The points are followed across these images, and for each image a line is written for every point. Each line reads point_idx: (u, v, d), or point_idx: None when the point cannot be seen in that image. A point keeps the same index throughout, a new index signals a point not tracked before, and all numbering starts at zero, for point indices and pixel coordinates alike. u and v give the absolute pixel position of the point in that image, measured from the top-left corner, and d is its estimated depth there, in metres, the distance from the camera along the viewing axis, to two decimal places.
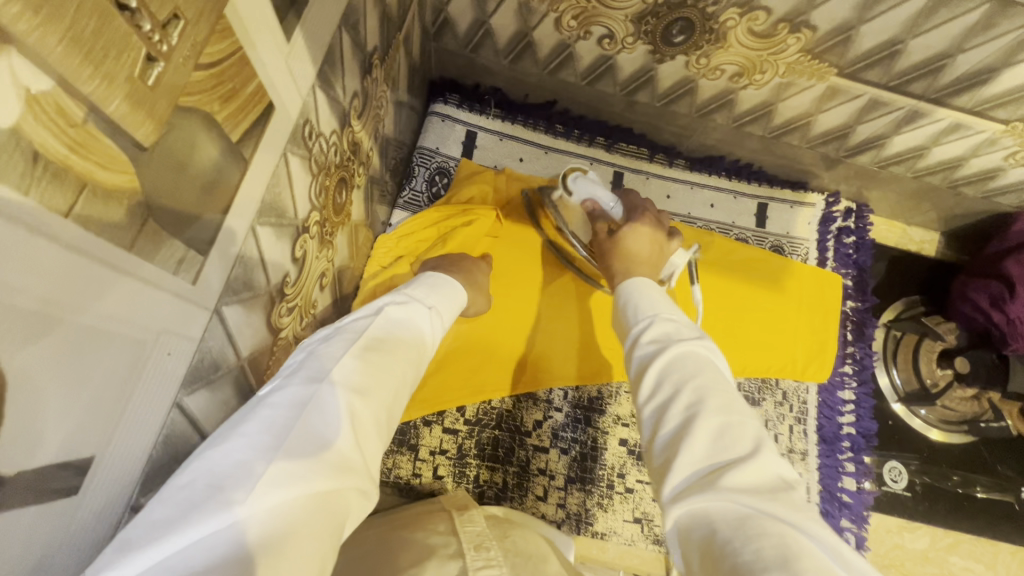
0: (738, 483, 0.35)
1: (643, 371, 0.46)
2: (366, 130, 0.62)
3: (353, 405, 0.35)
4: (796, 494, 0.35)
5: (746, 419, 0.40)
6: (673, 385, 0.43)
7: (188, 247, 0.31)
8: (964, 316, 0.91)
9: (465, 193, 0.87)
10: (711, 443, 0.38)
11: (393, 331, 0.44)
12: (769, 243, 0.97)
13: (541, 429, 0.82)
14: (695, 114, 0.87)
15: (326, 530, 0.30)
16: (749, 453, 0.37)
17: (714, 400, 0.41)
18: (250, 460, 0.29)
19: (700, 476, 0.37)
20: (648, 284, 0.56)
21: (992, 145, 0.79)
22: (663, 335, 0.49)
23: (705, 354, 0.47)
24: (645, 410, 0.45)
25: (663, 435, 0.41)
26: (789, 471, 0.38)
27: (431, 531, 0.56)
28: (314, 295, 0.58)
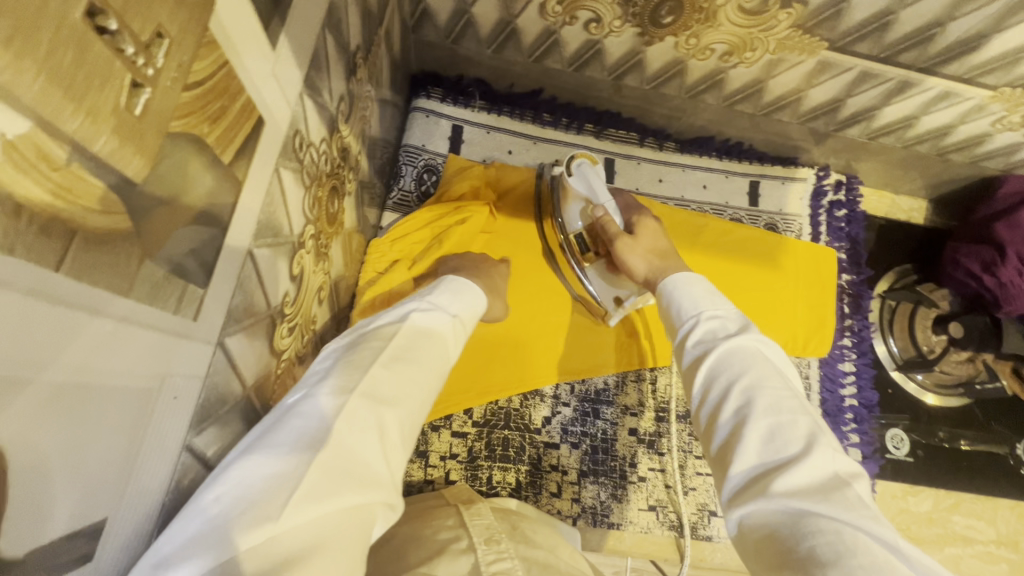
0: (789, 485, 0.37)
1: (699, 370, 0.47)
2: (354, 134, 0.59)
3: (380, 418, 0.37)
4: (854, 491, 0.36)
5: (798, 417, 0.41)
6: (727, 384, 0.44)
7: (187, 282, 0.29)
8: (957, 282, 0.92)
9: (457, 189, 0.85)
10: (763, 445, 0.40)
11: (417, 339, 0.45)
12: (763, 222, 0.97)
13: (550, 426, 0.81)
14: (685, 96, 0.86)
15: (353, 546, 0.31)
16: (802, 453, 0.38)
17: (766, 401, 0.42)
18: (283, 474, 0.31)
19: (755, 477, 0.38)
20: (689, 278, 0.56)
21: (980, 111, 0.79)
22: (710, 336, 0.50)
23: (754, 347, 0.47)
24: (700, 409, 0.46)
25: (716, 437, 0.43)
26: (846, 465, 0.38)
27: (438, 526, 0.55)
28: (313, 310, 0.56)
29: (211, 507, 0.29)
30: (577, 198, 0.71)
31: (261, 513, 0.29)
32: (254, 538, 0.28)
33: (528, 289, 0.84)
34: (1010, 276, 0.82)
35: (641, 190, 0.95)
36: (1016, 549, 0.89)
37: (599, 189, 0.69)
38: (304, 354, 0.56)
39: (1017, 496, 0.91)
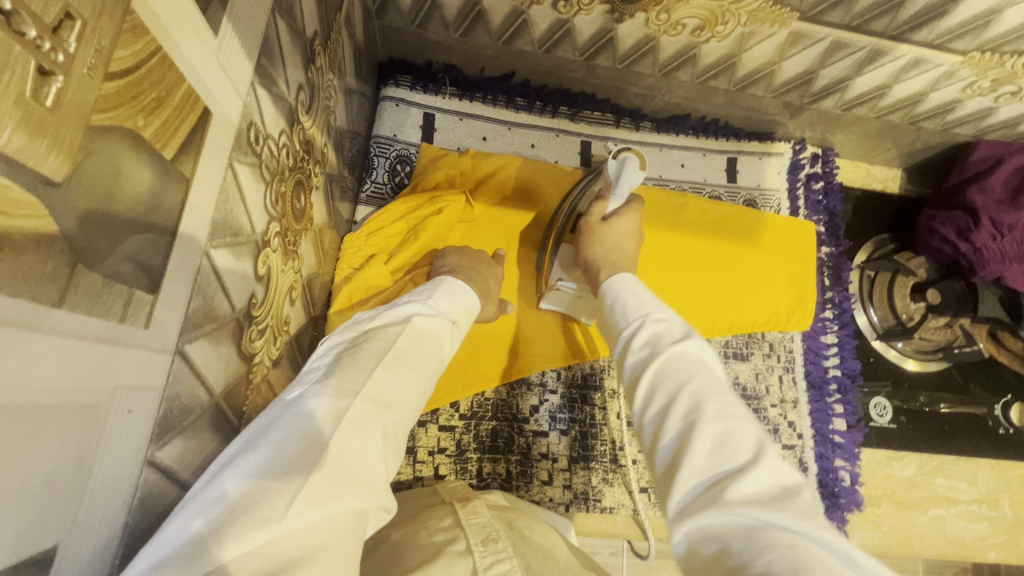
0: (740, 494, 0.36)
1: (640, 379, 0.48)
2: (318, 126, 0.57)
3: (382, 420, 0.38)
4: (803, 502, 0.35)
5: (745, 424, 0.41)
6: (671, 393, 0.44)
7: (133, 287, 0.27)
8: (932, 250, 0.93)
9: (431, 179, 0.82)
10: (711, 453, 0.39)
11: (418, 343, 0.47)
12: (742, 198, 0.97)
13: (538, 414, 0.80)
14: (659, 73, 0.84)
15: (350, 548, 0.32)
16: (749, 461, 0.38)
17: (711, 407, 0.42)
18: (291, 473, 0.32)
19: (704, 487, 0.37)
20: (634, 283, 0.59)
21: (951, 78, 0.79)
22: (654, 338, 0.51)
23: (695, 351, 0.48)
24: (646, 417, 0.46)
25: (664, 448, 0.42)
26: (790, 472, 0.38)
27: (433, 528, 0.53)
28: (285, 310, 0.54)
29: (217, 504, 0.30)
30: (604, 183, 0.78)
31: (268, 511, 0.29)
32: (260, 537, 0.29)
33: (516, 278, 0.83)
34: (984, 241, 0.83)
35: None
36: (998, 507, 0.91)
37: (624, 187, 0.75)
38: (278, 357, 0.54)
39: (996, 455, 0.93)
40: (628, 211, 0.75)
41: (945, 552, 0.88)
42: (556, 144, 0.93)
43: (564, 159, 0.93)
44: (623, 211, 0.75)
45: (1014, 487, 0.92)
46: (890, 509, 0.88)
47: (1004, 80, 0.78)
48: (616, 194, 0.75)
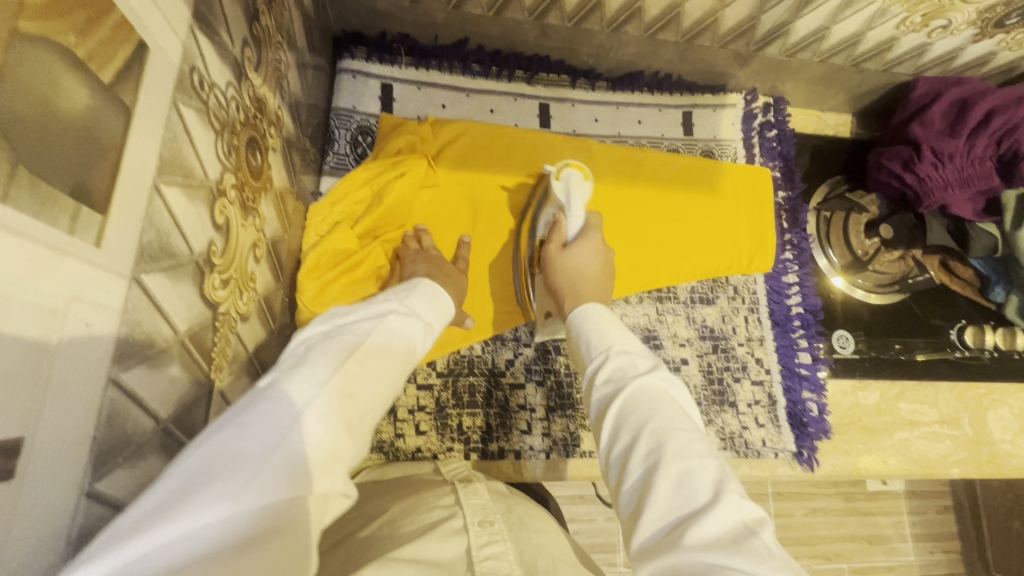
0: (698, 538, 0.37)
1: (606, 416, 0.50)
2: (269, 87, 0.58)
3: (349, 408, 0.39)
4: (758, 540, 0.37)
5: (706, 461, 0.43)
6: (634, 432, 0.47)
7: (81, 202, 0.28)
8: (882, 185, 0.97)
9: (393, 145, 0.83)
10: (672, 496, 0.41)
11: (389, 340, 0.49)
12: (699, 149, 0.99)
13: (514, 367, 0.83)
14: (608, 30, 0.87)
15: (311, 532, 0.33)
16: (709, 501, 0.40)
17: (671, 447, 0.44)
18: (253, 456, 0.33)
19: (665, 531, 0.39)
20: (599, 320, 0.61)
21: (884, 15, 0.82)
22: (619, 372, 0.53)
23: (660, 385, 0.51)
24: (610, 455, 0.48)
25: (628, 488, 0.44)
26: (752, 510, 0.40)
27: (432, 506, 0.55)
28: (249, 268, 0.55)
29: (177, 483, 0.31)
30: (554, 205, 0.81)
31: (229, 489, 0.31)
32: (220, 514, 0.30)
33: (484, 239, 0.85)
34: (927, 170, 0.87)
35: (579, 131, 0.97)
36: (959, 426, 0.96)
37: (576, 204, 0.79)
38: (247, 313, 0.55)
39: (955, 378, 0.97)
40: (588, 231, 0.77)
41: (911, 471, 0.92)
42: (515, 108, 0.95)
43: (524, 122, 0.95)
44: (582, 233, 0.77)
45: (972, 406, 0.97)
46: (858, 434, 0.92)
47: (934, 14, 0.81)
48: (572, 215, 0.78)
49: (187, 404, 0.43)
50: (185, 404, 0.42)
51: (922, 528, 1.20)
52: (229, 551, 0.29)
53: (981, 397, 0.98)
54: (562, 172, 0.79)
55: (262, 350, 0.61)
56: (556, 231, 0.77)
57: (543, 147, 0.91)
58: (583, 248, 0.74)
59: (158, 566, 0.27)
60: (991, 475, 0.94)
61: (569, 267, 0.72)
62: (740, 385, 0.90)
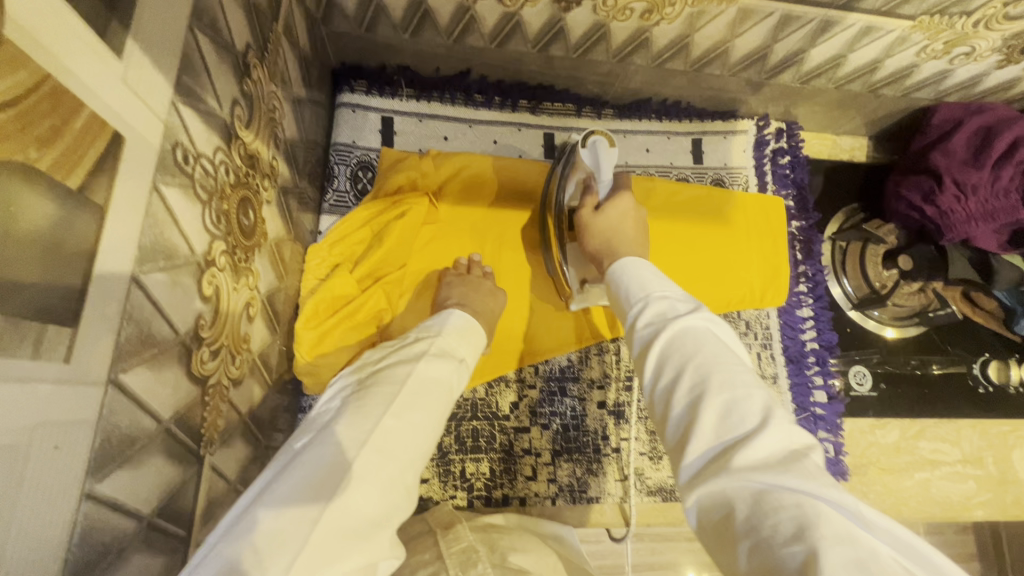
0: (749, 459, 0.36)
1: (648, 355, 0.47)
2: (262, 139, 0.56)
3: (381, 472, 0.40)
4: (810, 462, 0.36)
5: (752, 391, 0.41)
6: (678, 368, 0.44)
7: (46, 321, 0.27)
8: (901, 216, 0.93)
9: (393, 182, 0.82)
10: (719, 423, 0.39)
11: (425, 388, 0.48)
12: (709, 178, 0.97)
13: (519, 410, 0.80)
14: (614, 60, 0.84)
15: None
16: (759, 426, 0.38)
17: (718, 377, 0.42)
18: (293, 531, 0.35)
19: (713, 457, 0.38)
20: (638, 268, 0.58)
21: (904, 43, 0.78)
22: (660, 315, 0.50)
23: (704, 325, 0.48)
24: (653, 390, 0.46)
25: (673, 418, 0.43)
26: (800, 436, 0.38)
27: (415, 564, 0.52)
28: (243, 328, 0.53)
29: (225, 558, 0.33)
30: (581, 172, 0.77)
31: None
32: None
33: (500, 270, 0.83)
34: (949, 204, 0.84)
35: None
36: (982, 465, 0.92)
37: (605, 167, 0.75)
38: (240, 375, 0.53)
39: (979, 414, 0.93)
40: (619, 191, 0.74)
41: (933, 514, 0.88)
42: (519, 138, 0.92)
43: (529, 152, 0.92)
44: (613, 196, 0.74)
45: (996, 445, 0.93)
46: (876, 476, 0.89)
47: (957, 41, 0.77)
48: (602, 180, 0.75)
49: (173, 490, 0.41)
50: (171, 492, 0.40)
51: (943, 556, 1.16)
52: None
53: (1005, 435, 0.94)
54: (589, 138, 0.74)
55: (257, 407, 0.59)
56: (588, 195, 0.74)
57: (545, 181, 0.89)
58: (614, 209, 0.71)
59: None
60: (1017, 517, 0.90)
61: (602, 229, 0.70)
62: None
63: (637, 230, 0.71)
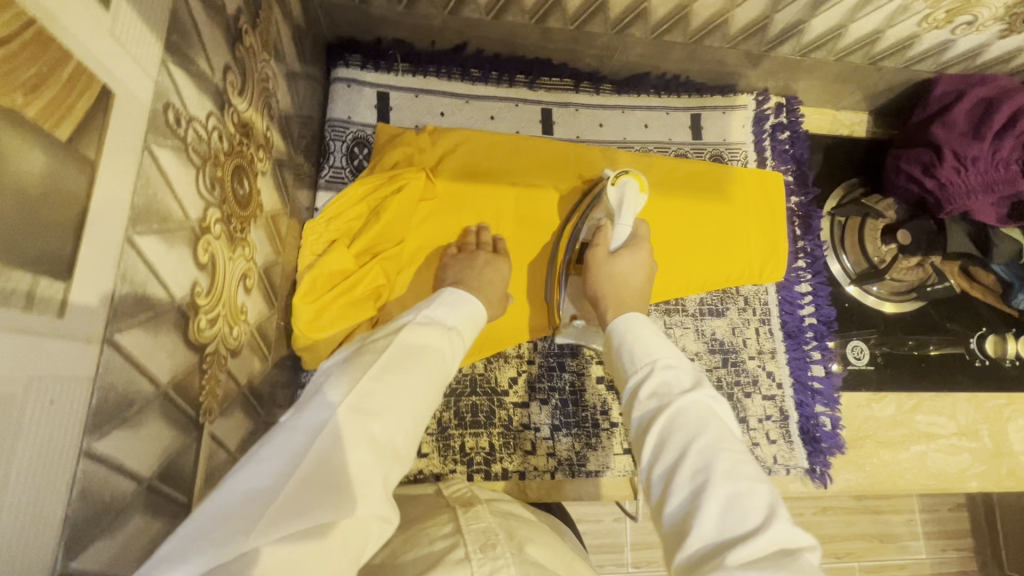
0: (745, 558, 0.40)
1: (650, 429, 0.51)
2: (256, 109, 0.55)
3: (365, 428, 0.41)
4: (806, 564, 0.40)
5: (755, 485, 0.45)
6: (681, 450, 0.48)
7: (38, 272, 0.26)
8: (900, 189, 0.93)
9: (391, 158, 0.82)
10: (722, 515, 0.43)
11: (411, 355, 0.50)
12: (708, 153, 0.96)
13: (518, 385, 0.81)
14: (612, 32, 0.83)
15: (336, 552, 0.35)
16: (761, 525, 0.42)
17: (721, 468, 0.46)
18: (268, 487, 0.36)
19: (712, 550, 0.42)
20: (643, 326, 0.61)
21: (906, 11, 0.77)
22: (664, 388, 0.54)
23: (707, 402, 0.52)
24: (651, 471, 0.50)
25: (671, 502, 0.46)
26: (801, 537, 0.42)
27: (433, 535, 0.52)
28: (239, 300, 0.53)
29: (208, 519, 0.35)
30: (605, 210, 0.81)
31: (245, 524, 0.34)
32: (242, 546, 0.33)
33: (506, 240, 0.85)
34: (948, 175, 0.84)
35: (582, 138, 0.94)
36: (977, 438, 0.92)
37: (625, 214, 0.79)
38: (238, 347, 0.53)
39: (974, 388, 0.94)
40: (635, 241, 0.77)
41: (928, 486, 0.89)
42: (516, 114, 0.92)
43: (526, 129, 0.92)
44: (629, 244, 0.77)
45: (991, 418, 0.94)
46: (872, 449, 0.89)
47: (959, 9, 0.76)
48: (620, 224, 0.78)
49: (173, 455, 0.41)
50: (170, 457, 0.41)
51: (936, 527, 1.17)
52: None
53: (1000, 408, 0.94)
54: (620, 179, 0.80)
55: (257, 380, 0.59)
56: (602, 238, 0.78)
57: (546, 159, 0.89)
58: (630, 258, 0.75)
59: None
60: (1011, 488, 0.91)
61: (614, 274, 0.74)
62: (752, 399, 0.87)
63: (644, 279, 0.75)
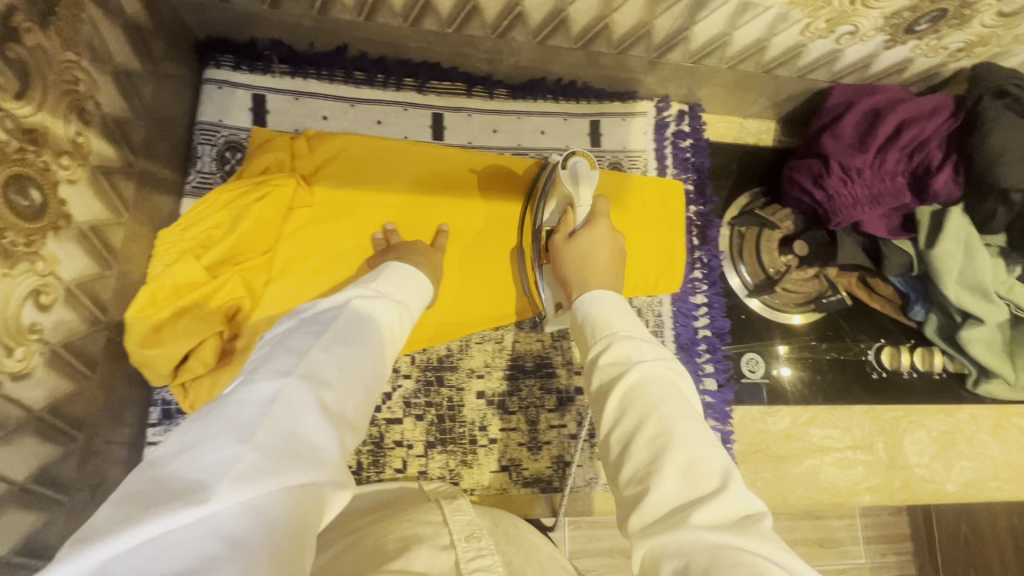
0: (703, 519, 0.39)
1: (608, 397, 0.49)
2: (53, 113, 0.51)
3: (319, 396, 0.40)
4: (763, 526, 0.39)
5: (713, 450, 0.44)
6: (640, 416, 0.46)
7: None
8: (795, 200, 0.91)
9: (258, 164, 0.78)
10: (680, 479, 0.42)
11: (360, 329, 0.49)
12: (607, 161, 0.95)
13: (391, 401, 0.79)
14: (493, 35, 0.80)
15: (298, 522, 0.34)
16: (718, 487, 0.41)
17: (681, 432, 0.44)
18: (227, 454, 0.34)
19: (671, 513, 0.40)
20: (608, 301, 0.58)
21: (785, 20, 0.75)
22: (624, 358, 0.51)
23: (669, 373, 0.49)
24: (611, 436, 0.48)
25: (631, 466, 0.44)
26: (756, 499, 0.42)
27: (420, 520, 0.54)
28: (29, 317, 0.49)
29: (156, 490, 0.33)
30: (562, 195, 0.76)
31: (202, 493, 0.32)
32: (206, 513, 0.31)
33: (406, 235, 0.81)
34: (836, 187, 0.83)
35: (475, 144, 0.91)
36: (873, 451, 0.92)
37: (583, 193, 0.74)
38: (27, 368, 0.50)
39: (870, 401, 0.94)
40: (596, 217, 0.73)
41: (820, 500, 0.89)
42: (406, 118, 0.89)
43: (416, 134, 0.89)
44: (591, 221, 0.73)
45: (887, 430, 0.93)
46: (765, 463, 0.89)
47: (838, 19, 0.75)
48: (579, 205, 0.74)
49: None
50: None
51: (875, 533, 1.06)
52: (223, 545, 0.30)
53: (897, 420, 0.94)
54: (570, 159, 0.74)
55: (68, 401, 0.56)
56: (565, 222, 0.74)
57: (434, 164, 0.85)
58: (592, 235, 0.71)
59: (153, 559, 0.30)
60: (903, 501, 0.92)
61: (576, 253, 0.69)
62: None
63: (613, 254, 0.70)
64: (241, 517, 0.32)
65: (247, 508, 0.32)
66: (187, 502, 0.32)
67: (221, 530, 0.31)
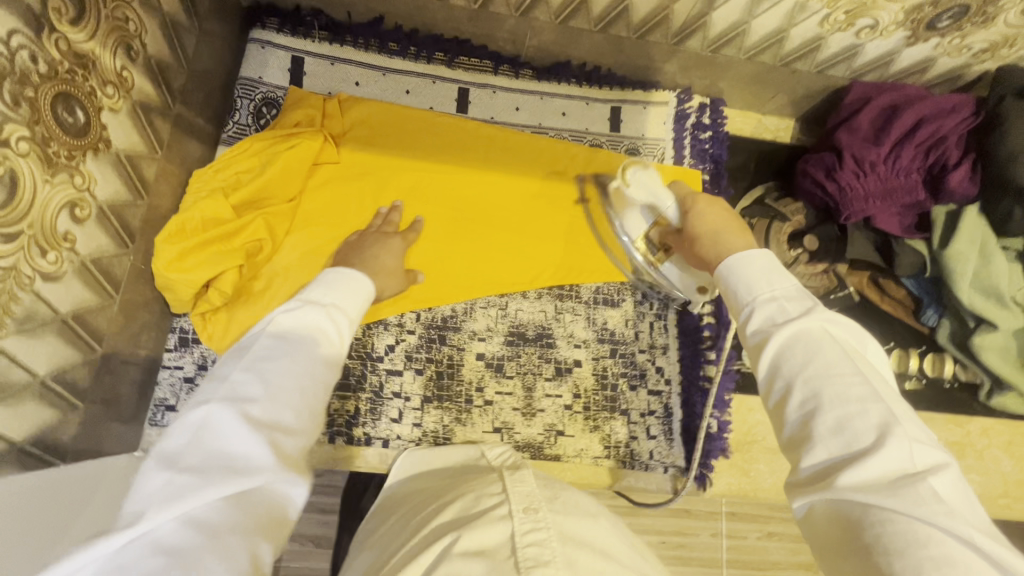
0: (858, 477, 0.38)
1: (758, 364, 0.47)
2: (103, 44, 0.57)
3: (241, 412, 0.40)
4: (929, 483, 0.37)
5: (868, 406, 0.41)
6: (790, 381, 0.44)
7: None
8: (807, 193, 0.90)
9: (290, 118, 0.81)
10: (833, 437, 0.40)
11: (289, 338, 0.47)
12: (623, 146, 0.97)
13: (394, 353, 0.81)
14: (516, 14, 0.84)
15: (240, 522, 0.36)
16: (873, 445, 0.39)
17: (831, 395, 0.42)
18: (155, 487, 0.36)
19: (819, 472, 0.40)
20: (747, 257, 0.54)
21: (803, 10, 0.77)
22: (770, 322, 0.48)
23: (820, 328, 0.46)
24: (766, 401, 0.47)
25: (786, 428, 0.44)
26: (923, 454, 0.39)
27: (481, 494, 0.50)
28: (62, 226, 0.54)
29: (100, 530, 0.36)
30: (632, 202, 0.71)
31: (132, 522, 0.34)
32: (134, 539, 0.34)
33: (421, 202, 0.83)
34: (848, 180, 0.82)
35: (497, 119, 0.94)
36: None
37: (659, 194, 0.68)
38: (58, 270, 0.54)
39: None
40: (689, 202, 0.67)
41: None
42: (432, 91, 0.92)
43: (440, 106, 0.93)
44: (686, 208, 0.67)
45: None
46: (760, 455, 0.88)
47: (857, 12, 0.76)
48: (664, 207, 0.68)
49: None
50: None
51: None
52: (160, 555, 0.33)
53: None
54: (626, 176, 0.69)
55: (88, 312, 0.60)
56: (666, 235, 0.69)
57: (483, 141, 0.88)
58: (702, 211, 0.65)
59: None
60: None
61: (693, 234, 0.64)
62: (636, 393, 0.85)
63: (732, 215, 0.64)
64: (179, 531, 0.34)
65: (182, 522, 0.35)
66: (122, 528, 0.34)
67: (159, 545, 0.33)
